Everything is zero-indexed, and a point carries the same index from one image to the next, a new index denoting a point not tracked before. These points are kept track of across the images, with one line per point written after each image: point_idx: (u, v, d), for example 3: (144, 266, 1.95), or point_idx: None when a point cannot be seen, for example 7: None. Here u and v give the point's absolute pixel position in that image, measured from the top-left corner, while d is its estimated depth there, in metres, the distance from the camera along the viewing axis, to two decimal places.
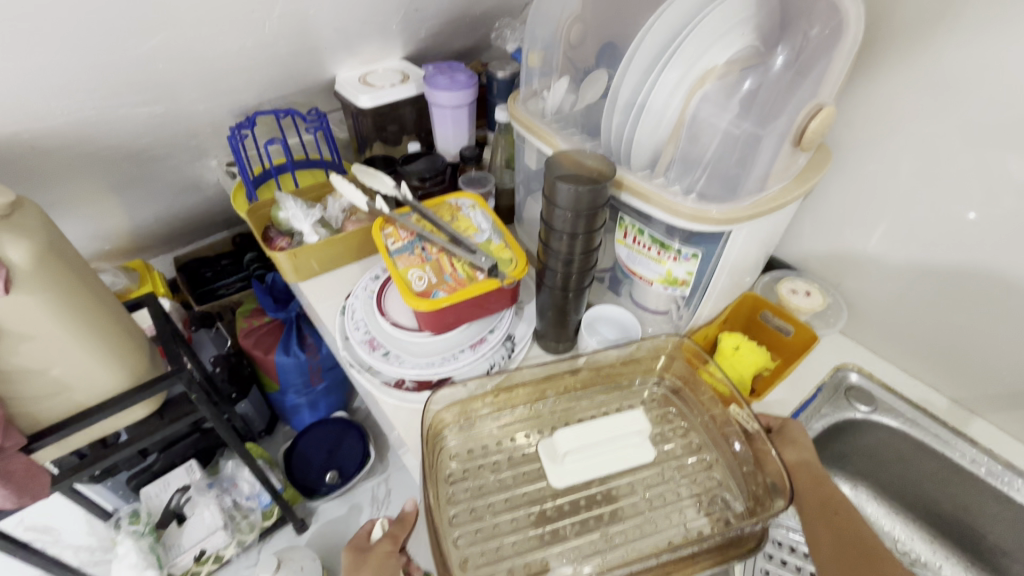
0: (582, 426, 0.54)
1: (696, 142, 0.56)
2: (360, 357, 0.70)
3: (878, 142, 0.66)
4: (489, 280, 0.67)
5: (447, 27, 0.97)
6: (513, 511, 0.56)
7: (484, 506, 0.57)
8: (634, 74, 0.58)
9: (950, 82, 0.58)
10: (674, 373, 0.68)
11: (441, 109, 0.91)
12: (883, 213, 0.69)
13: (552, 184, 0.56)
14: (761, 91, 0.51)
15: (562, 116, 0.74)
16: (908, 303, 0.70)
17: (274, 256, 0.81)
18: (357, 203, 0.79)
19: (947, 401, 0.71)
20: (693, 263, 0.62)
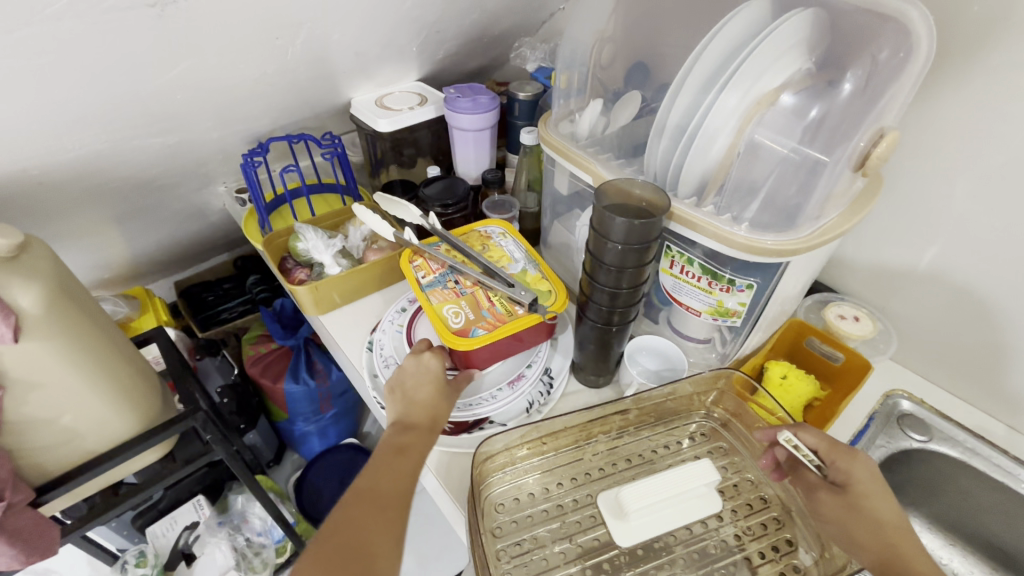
0: (653, 483, 0.53)
1: (752, 169, 0.53)
2: None
3: (928, 163, 0.64)
4: (529, 313, 0.64)
5: (464, 47, 0.94)
6: (569, 566, 0.53)
7: (540, 561, 0.53)
8: (684, 98, 0.56)
9: (1009, 102, 0.56)
10: (724, 407, 0.65)
11: (462, 132, 0.88)
12: (933, 236, 0.66)
13: (603, 216, 0.53)
14: (827, 119, 0.49)
15: (596, 139, 0.71)
16: (963, 327, 0.67)
17: (294, 290, 0.77)
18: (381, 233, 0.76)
19: (1005, 428, 0.68)
20: (747, 294, 0.59)
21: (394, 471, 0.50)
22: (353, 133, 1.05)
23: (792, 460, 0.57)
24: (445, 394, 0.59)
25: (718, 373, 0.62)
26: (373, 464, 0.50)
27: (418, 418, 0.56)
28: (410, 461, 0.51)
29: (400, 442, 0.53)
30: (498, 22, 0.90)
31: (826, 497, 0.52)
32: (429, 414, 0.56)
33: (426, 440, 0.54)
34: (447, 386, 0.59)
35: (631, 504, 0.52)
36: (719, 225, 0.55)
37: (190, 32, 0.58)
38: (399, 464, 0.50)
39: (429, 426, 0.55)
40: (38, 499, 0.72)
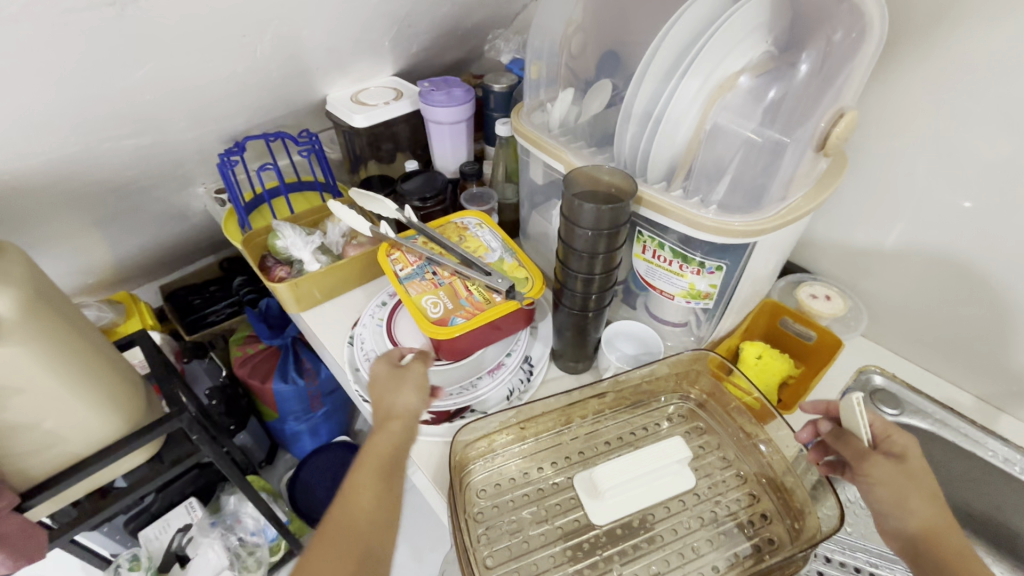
0: (623, 462, 0.57)
1: (717, 153, 0.54)
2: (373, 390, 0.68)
3: (891, 142, 0.65)
4: (507, 301, 0.65)
5: (438, 41, 0.94)
6: (549, 547, 0.54)
7: (521, 543, 0.54)
8: (649, 86, 0.56)
9: (965, 79, 0.57)
10: (701, 387, 0.67)
11: (438, 125, 0.89)
12: (900, 213, 0.68)
13: (571, 203, 0.54)
14: (787, 100, 0.50)
15: (569, 128, 0.71)
16: (931, 300, 0.69)
17: (274, 287, 0.77)
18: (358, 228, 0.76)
19: (973, 398, 0.70)
20: (718, 276, 0.60)
21: (365, 487, 0.48)
22: (331, 130, 1.04)
23: (834, 427, 0.53)
24: (406, 383, 0.56)
25: (693, 355, 0.63)
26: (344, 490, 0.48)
27: (381, 419, 0.53)
28: (378, 472, 0.49)
29: (370, 453, 0.50)
30: (471, 14, 0.90)
31: (878, 465, 0.47)
32: (392, 415, 0.53)
33: (393, 441, 0.51)
34: (405, 374, 0.56)
35: (605, 481, 0.55)
36: (689, 209, 0.56)
37: (154, 30, 0.58)
38: (366, 481, 0.48)
39: (395, 425, 0.52)
40: (24, 504, 0.72)
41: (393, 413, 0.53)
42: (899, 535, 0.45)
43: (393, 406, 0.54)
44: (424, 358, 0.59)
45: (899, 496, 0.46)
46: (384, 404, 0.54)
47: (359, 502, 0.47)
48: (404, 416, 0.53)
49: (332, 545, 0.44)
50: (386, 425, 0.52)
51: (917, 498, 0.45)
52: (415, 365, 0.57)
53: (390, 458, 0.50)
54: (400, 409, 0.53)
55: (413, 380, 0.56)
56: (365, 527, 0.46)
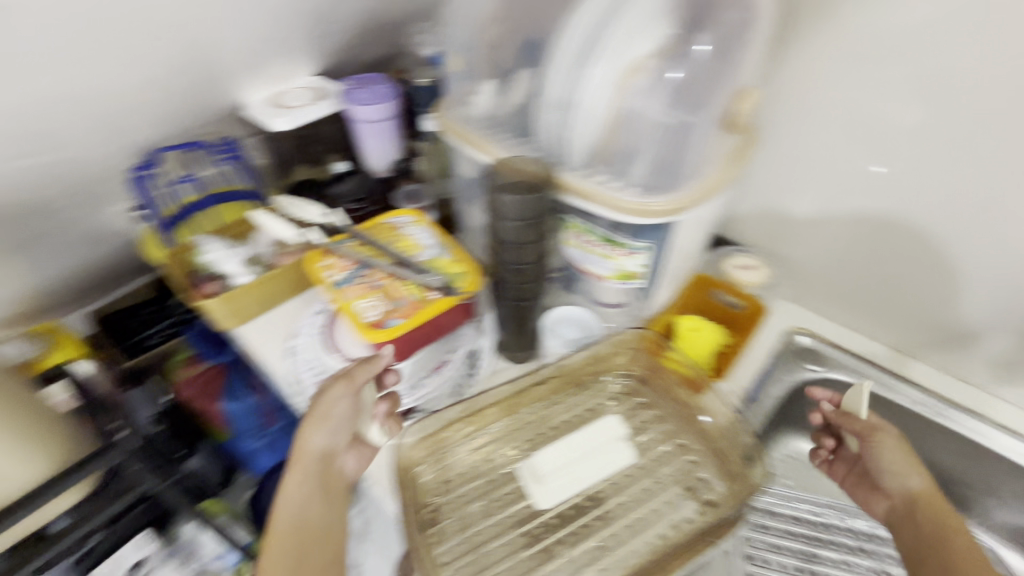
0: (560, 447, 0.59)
1: (633, 134, 0.56)
2: (318, 399, 0.68)
3: (797, 115, 0.69)
4: (444, 298, 0.64)
5: (356, 37, 0.92)
6: (502, 536, 0.55)
7: (475, 536, 0.55)
8: (560, 69, 0.56)
9: (856, 51, 0.61)
10: (641, 364, 0.68)
11: (364, 124, 0.87)
12: (811, 182, 0.72)
13: (496, 196, 0.55)
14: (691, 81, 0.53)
15: (494, 118, 0.71)
16: (848, 262, 0.74)
17: (205, 303, 0.75)
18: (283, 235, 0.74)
19: (888, 348, 0.76)
20: (645, 256, 0.62)
21: (286, 551, 0.48)
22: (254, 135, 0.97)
23: (842, 409, 0.58)
24: (313, 418, 0.54)
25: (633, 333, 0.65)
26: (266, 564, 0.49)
27: (294, 467, 0.52)
28: (294, 533, 0.49)
29: (285, 518, 0.50)
30: (389, 8, 0.88)
31: (887, 437, 0.54)
32: (310, 451, 0.53)
33: (301, 490, 0.52)
34: (315, 408, 0.54)
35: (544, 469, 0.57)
36: (613, 194, 0.56)
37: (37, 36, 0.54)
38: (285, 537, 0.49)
39: (304, 474, 0.52)
40: None
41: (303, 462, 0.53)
42: (904, 493, 0.52)
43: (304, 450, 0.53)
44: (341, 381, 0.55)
45: (904, 463, 0.52)
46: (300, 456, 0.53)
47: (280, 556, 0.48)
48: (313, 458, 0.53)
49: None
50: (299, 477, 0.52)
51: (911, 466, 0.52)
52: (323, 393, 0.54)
53: (305, 502, 0.51)
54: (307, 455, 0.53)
55: (325, 415, 0.54)
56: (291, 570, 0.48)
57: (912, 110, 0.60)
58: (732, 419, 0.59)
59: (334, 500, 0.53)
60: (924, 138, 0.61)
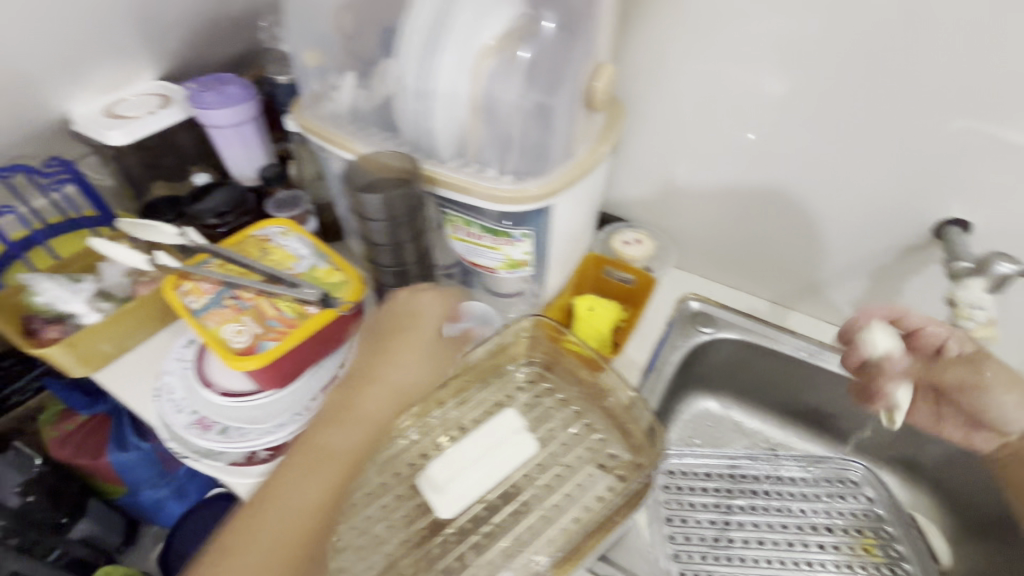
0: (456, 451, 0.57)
1: (496, 120, 0.54)
2: (192, 443, 0.59)
3: (666, 89, 0.68)
4: (323, 312, 0.59)
5: (199, 35, 0.81)
6: (401, 533, 0.55)
7: (371, 538, 0.54)
8: (412, 57, 0.52)
9: (699, 24, 0.62)
10: (541, 351, 0.67)
11: (220, 131, 0.77)
12: (683, 153, 0.73)
13: (357, 197, 0.51)
14: (540, 59, 0.51)
15: (359, 115, 0.67)
16: (714, 225, 0.77)
17: (46, 355, 0.65)
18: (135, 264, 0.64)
19: (769, 303, 0.81)
20: (528, 243, 0.60)
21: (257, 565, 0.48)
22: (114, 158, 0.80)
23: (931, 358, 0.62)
24: (338, 423, 0.57)
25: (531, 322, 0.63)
26: (255, 537, 0.50)
27: (285, 485, 0.52)
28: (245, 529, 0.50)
29: (271, 521, 0.51)
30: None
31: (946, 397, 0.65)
32: (291, 501, 0.51)
33: (303, 512, 0.51)
34: (346, 423, 0.56)
35: (435, 477, 0.56)
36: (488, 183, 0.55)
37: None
38: (289, 500, 0.51)
39: (311, 482, 0.53)
40: None
41: (275, 507, 0.51)
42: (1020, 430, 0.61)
43: (321, 454, 0.55)
44: (374, 375, 0.59)
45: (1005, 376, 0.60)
46: (262, 505, 0.51)
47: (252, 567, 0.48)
48: (336, 460, 0.54)
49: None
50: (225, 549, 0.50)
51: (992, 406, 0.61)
52: (360, 412, 0.57)
53: (316, 463, 0.54)
54: (307, 494, 0.52)
55: (350, 425, 0.56)
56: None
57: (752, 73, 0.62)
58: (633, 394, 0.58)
59: (323, 434, 0.55)
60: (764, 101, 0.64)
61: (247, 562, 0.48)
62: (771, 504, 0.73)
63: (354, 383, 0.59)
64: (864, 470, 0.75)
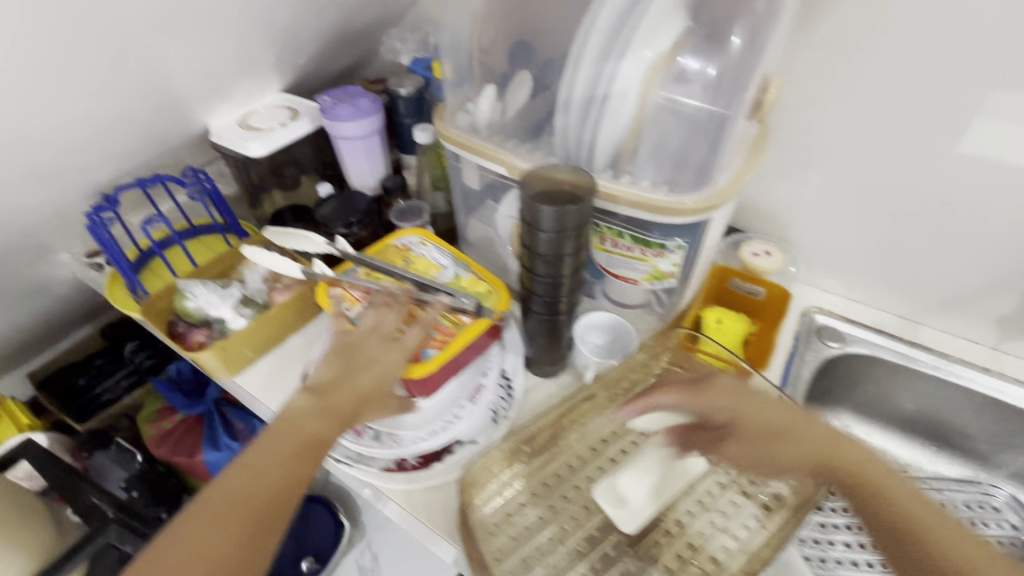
0: (641, 466, 0.58)
1: (660, 131, 0.55)
2: (346, 449, 0.61)
3: (808, 100, 0.68)
4: (478, 320, 0.62)
5: (326, 49, 0.84)
6: (562, 546, 0.55)
7: (533, 550, 0.54)
8: (586, 67, 0.54)
9: (859, 33, 0.61)
10: (678, 364, 0.66)
11: (349, 142, 0.79)
12: (817, 163, 0.72)
13: (532, 209, 0.52)
14: (724, 76, 0.52)
15: (497, 127, 0.69)
16: (843, 236, 0.75)
17: (196, 357, 0.68)
18: (283, 270, 0.68)
19: (897, 318, 0.78)
20: (679, 255, 0.59)
21: (271, 452, 0.47)
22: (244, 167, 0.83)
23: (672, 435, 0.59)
24: (319, 404, 0.51)
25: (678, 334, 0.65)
26: (247, 458, 0.47)
27: (262, 460, 0.46)
28: (213, 509, 0.44)
29: (193, 513, 0.44)
30: (359, 15, 0.81)
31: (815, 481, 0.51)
32: (258, 489, 0.45)
33: (278, 497, 0.46)
34: (333, 402, 0.51)
35: (631, 490, 0.55)
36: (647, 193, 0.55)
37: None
38: (215, 502, 0.44)
39: (291, 458, 0.47)
40: None
41: (240, 495, 0.44)
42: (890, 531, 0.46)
43: (295, 435, 0.48)
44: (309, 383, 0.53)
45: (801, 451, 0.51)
46: (217, 490, 0.45)
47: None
48: (317, 441, 0.49)
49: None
50: (201, 524, 0.43)
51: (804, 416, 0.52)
52: (345, 392, 0.52)
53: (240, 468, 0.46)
54: (289, 470, 0.47)
55: (336, 404, 0.51)
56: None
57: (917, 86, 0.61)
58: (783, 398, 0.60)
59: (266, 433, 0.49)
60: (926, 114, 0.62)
61: (201, 563, 0.42)
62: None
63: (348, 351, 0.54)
64: (1009, 496, 0.71)
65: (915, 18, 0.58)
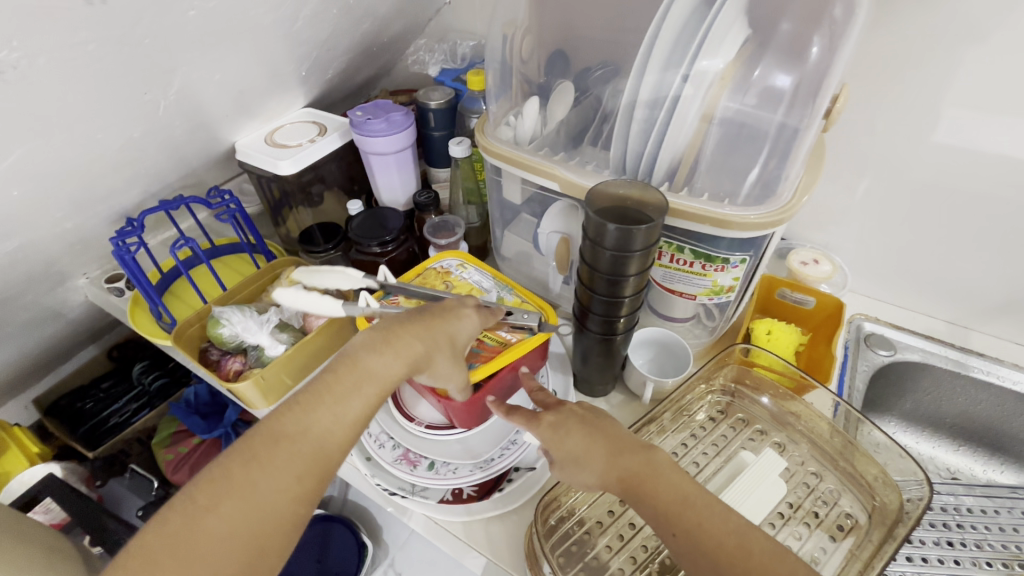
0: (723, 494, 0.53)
1: (723, 143, 0.53)
2: (402, 479, 0.59)
3: (860, 105, 0.66)
4: (537, 335, 0.61)
5: (353, 61, 0.82)
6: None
7: None
8: (651, 77, 0.52)
9: (919, 37, 0.59)
10: (733, 380, 0.65)
11: (381, 157, 0.77)
12: (866, 169, 0.70)
13: (600, 225, 0.50)
14: (800, 88, 0.50)
15: (540, 139, 0.66)
16: (890, 241, 0.74)
17: (233, 388, 0.64)
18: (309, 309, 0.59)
19: (945, 323, 0.77)
20: (742, 268, 0.58)
21: (327, 399, 0.43)
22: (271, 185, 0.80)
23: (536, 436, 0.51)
24: (381, 347, 0.46)
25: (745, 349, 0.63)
26: (301, 400, 0.42)
27: (319, 404, 0.42)
28: (258, 450, 0.40)
29: (237, 449, 0.40)
30: (388, 26, 0.79)
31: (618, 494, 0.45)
32: (310, 434, 0.41)
33: (327, 446, 0.42)
34: (395, 347, 0.46)
35: None
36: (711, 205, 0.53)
37: (30, 106, 0.44)
38: (261, 442, 0.40)
39: (346, 406, 0.43)
40: None
41: (292, 439, 0.41)
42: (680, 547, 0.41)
43: (354, 380, 0.44)
44: (376, 326, 0.48)
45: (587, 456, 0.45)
46: (265, 430, 0.41)
47: (201, 550, 0.36)
48: (375, 387, 0.44)
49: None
50: (245, 465, 0.39)
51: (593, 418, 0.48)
52: (411, 339, 0.47)
53: (293, 407, 0.42)
54: (344, 417, 0.42)
55: (399, 351, 0.46)
56: (251, 534, 0.38)
57: (983, 93, 0.59)
58: (845, 405, 0.57)
59: (323, 372, 0.44)
60: (992, 121, 0.60)
61: (241, 508, 0.38)
62: (970, 538, 0.64)
63: (421, 310, 0.50)
64: None
65: (983, 24, 0.56)
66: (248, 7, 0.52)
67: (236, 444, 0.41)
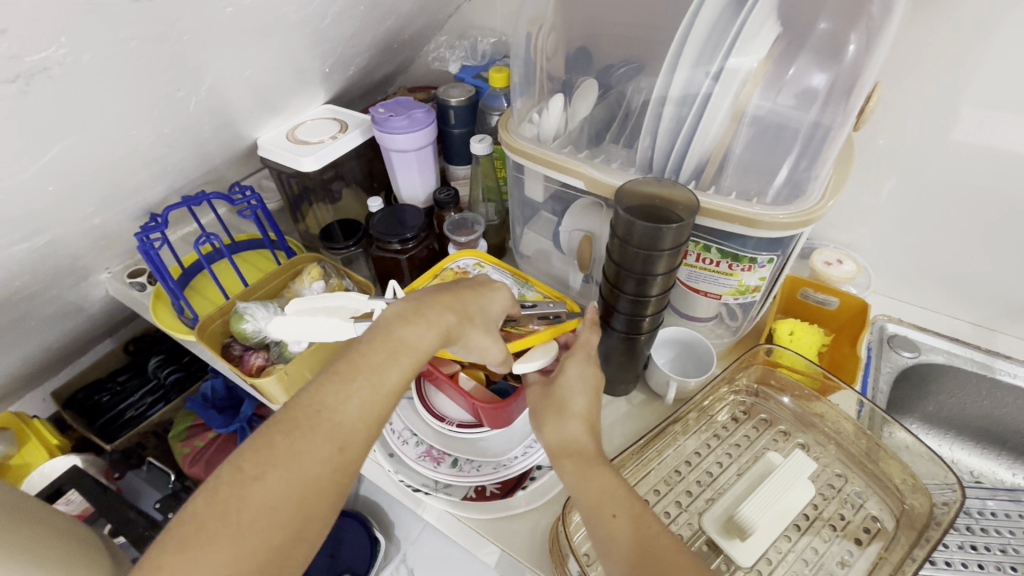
0: (751, 497, 0.53)
1: (752, 141, 0.53)
2: (427, 475, 0.59)
3: (888, 104, 0.65)
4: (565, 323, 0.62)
5: (374, 57, 0.82)
6: None
7: None
8: (682, 75, 0.52)
9: (951, 37, 0.58)
10: (756, 381, 0.65)
11: (402, 154, 0.77)
12: (892, 169, 0.70)
13: (629, 223, 0.49)
14: (835, 86, 0.49)
15: (564, 136, 0.66)
16: (916, 241, 0.74)
17: (256, 383, 0.65)
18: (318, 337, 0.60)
19: (970, 325, 0.76)
20: (768, 268, 0.57)
21: (365, 369, 0.43)
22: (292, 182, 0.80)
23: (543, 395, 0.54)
24: (414, 318, 0.46)
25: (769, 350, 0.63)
26: (339, 369, 0.43)
27: (357, 374, 0.42)
28: (299, 422, 0.40)
29: (279, 417, 0.41)
30: (410, 23, 0.79)
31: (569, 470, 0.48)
32: (349, 404, 0.41)
33: (367, 416, 0.42)
34: (427, 317, 0.46)
35: (750, 520, 0.51)
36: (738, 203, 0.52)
37: (67, 105, 0.44)
38: (302, 412, 0.40)
39: (384, 376, 0.43)
40: None
41: (333, 409, 0.41)
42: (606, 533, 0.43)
43: (389, 349, 0.44)
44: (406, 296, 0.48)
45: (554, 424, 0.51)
46: (304, 403, 0.41)
47: (252, 514, 0.36)
48: (410, 356, 0.44)
49: (193, 549, 0.35)
50: (289, 435, 0.39)
51: (575, 411, 0.51)
52: (442, 309, 0.47)
53: (330, 377, 0.42)
54: (382, 386, 0.43)
55: (431, 322, 0.46)
56: (299, 501, 0.38)
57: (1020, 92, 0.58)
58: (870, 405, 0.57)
59: (357, 343, 0.44)
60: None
61: (289, 479, 0.38)
62: (995, 542, 0.64)
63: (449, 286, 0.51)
64: None
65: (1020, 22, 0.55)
66: (280, 4, 0.52)
67: (277, 414, 0.41)
